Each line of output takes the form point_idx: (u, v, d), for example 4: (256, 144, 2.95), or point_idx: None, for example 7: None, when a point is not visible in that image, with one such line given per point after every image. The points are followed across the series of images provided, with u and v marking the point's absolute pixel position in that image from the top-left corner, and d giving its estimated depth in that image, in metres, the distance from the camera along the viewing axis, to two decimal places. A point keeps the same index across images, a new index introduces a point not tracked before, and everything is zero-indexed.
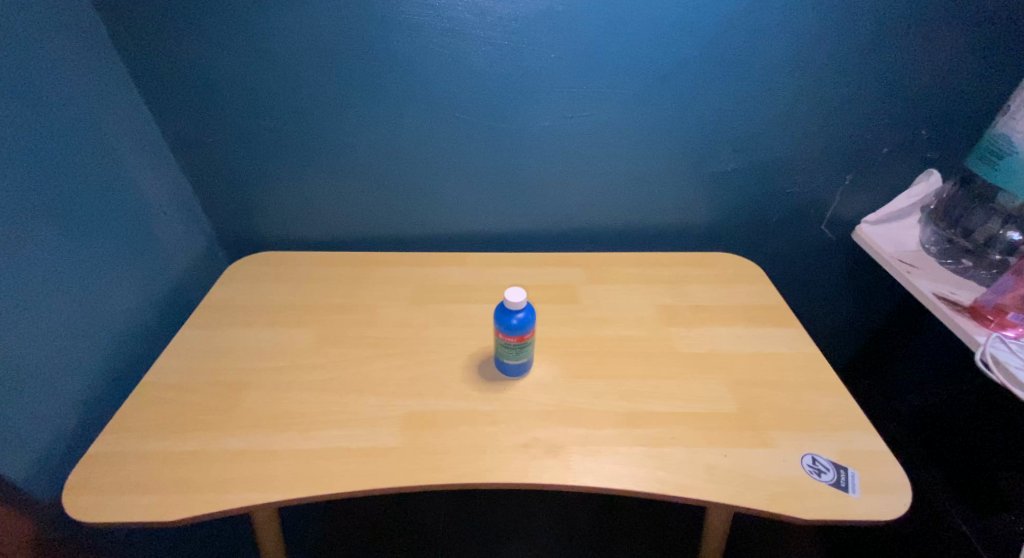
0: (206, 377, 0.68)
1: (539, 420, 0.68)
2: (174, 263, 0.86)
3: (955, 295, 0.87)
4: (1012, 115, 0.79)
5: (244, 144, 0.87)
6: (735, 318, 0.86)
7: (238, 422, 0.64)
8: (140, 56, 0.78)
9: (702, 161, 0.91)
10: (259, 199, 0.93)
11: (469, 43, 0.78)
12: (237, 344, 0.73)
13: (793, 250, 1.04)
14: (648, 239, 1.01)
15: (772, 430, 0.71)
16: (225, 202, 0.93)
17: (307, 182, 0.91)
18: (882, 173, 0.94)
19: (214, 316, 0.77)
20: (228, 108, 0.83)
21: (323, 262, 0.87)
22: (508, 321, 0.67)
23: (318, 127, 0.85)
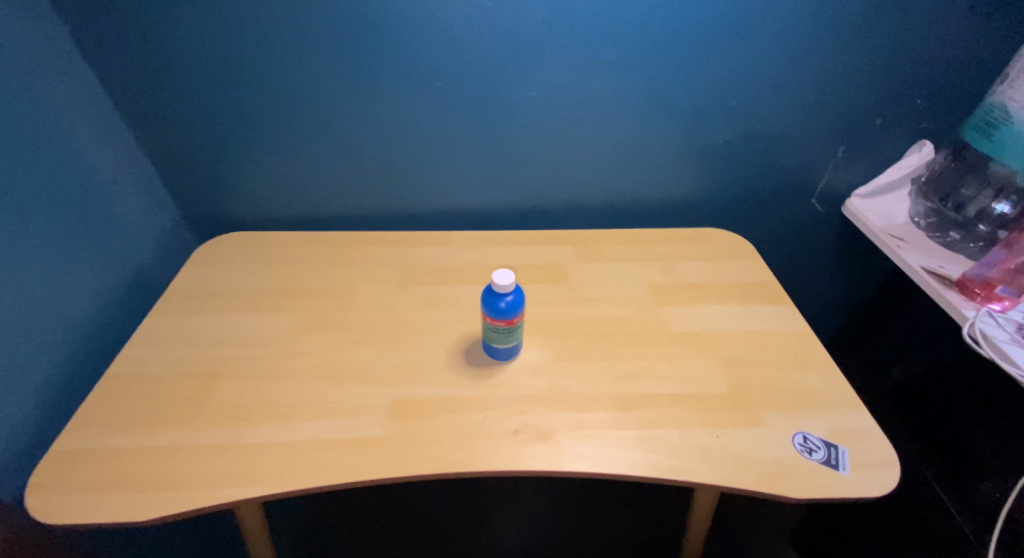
0: (177, 366, 0.65)
1: (529, 405, 0.66)
2: (137, 244, 0.82)
3: (943, 270, 0.87)
4: (1011, 84, 0.77)
5: (210, 115, 0.81)
6: (726, 296, 0.85)
7: (212, 414, 0.61)
8: (81, 8, 0.71)
9: (693, 133, 0.88)
10: (231, 175, 0.88)
11: (450, 5, 0.73)
12: (211, 330, 0.69)
13: (783, 225, 1.03)
14: (637, 215, 0.99)
15: (764, 409, 0.70)
16: (193, 178, 0.88)
17: (281, 157, 0.86)
18: (875, 145, 0.92)
19: (184, 302, 0.73)
20: (191, 77, 0.77)
21: (301, 242, 0.83)
22: (496, 304, 0.64)
23: (290, 96, 0.80)
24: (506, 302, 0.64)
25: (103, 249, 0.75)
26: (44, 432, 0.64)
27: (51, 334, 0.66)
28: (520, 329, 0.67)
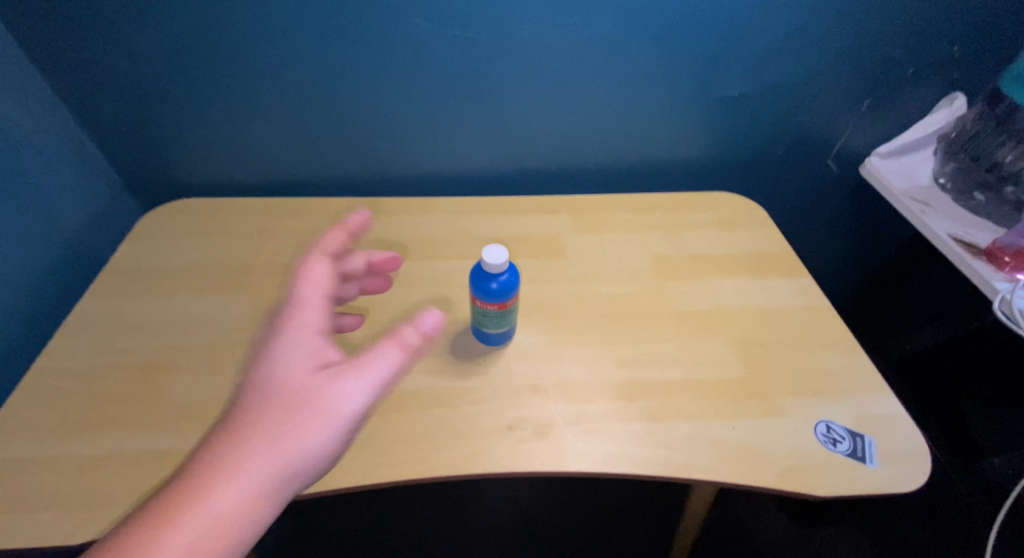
0: (119, 359, 0.56)
1: (524, 396, 0.60)
2: (70, 215, 0.71)
3: (970, 237, 0.80)
4: None
5: (142, 63, 0.68)
6: (738, 268, 0.77)
7: (160, 417, 0.53)
8: None
9: (706, 85, 0.78)
10: (176, 136, 0.76)
11: None
12: (156, 315, 0.60)
13: (796, 189, 0.95)
14: (639, 178, 0.90)
15: (782, 397, 0.63)
16: (128, 137, 0.76)
17: (232, 113, 0.74)
18: (903, 99, 0.83)
19: (127, 283, 0.63)
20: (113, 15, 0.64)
21: (260, 211, 0.73)
22: (486, 288, 0.56)
23: (237, 41, 0.67)
24: (497, 284, 0.56)
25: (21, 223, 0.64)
26: None
27: None
28: (513, 314, 0.59)
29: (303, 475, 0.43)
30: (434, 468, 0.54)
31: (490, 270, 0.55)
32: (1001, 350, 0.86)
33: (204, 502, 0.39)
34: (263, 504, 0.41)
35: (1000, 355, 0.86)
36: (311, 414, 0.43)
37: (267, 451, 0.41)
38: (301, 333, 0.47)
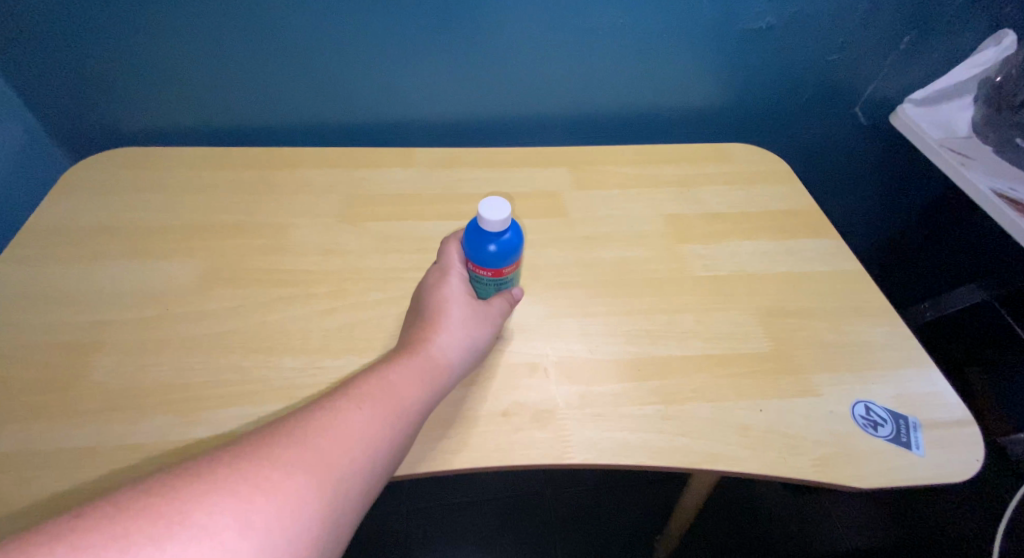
0: (36, 335, 0.47)
1: (521, 376, 0.52)
2: None
3: (1014, 193, 0.70)
4: None
5: None
6: (760, 227, 0.68)
7: (83, 403, 0.44)
8: None
9: (728, 16, 0.68)
10: (115, 76, 0.65)
11: None
12: (85, 284, 0.51)
13: (818, 142, 0.86)
14: (646, 128, 0.80)
15: (815, 373, 0.56)
16: (56, 74, 0.65)
17: (178, 49, 0.63)
18: (949, 34, 0.73)
19: (52, 244, 0.54)
20: None
21: (213, 164, 0.63)
22: (480, 253, 0.46)
23: None
24: (494, 249, 0.45)
25: None
26: None
27: None
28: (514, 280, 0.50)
29: (450, 375, 0.45)
30: (416, 462, 0.46)
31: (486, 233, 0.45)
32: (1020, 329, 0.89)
33: (394, 383, 0.41)
34: (430, 392, 0.43)
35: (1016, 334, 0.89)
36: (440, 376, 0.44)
37: (442, 341, 0.45)
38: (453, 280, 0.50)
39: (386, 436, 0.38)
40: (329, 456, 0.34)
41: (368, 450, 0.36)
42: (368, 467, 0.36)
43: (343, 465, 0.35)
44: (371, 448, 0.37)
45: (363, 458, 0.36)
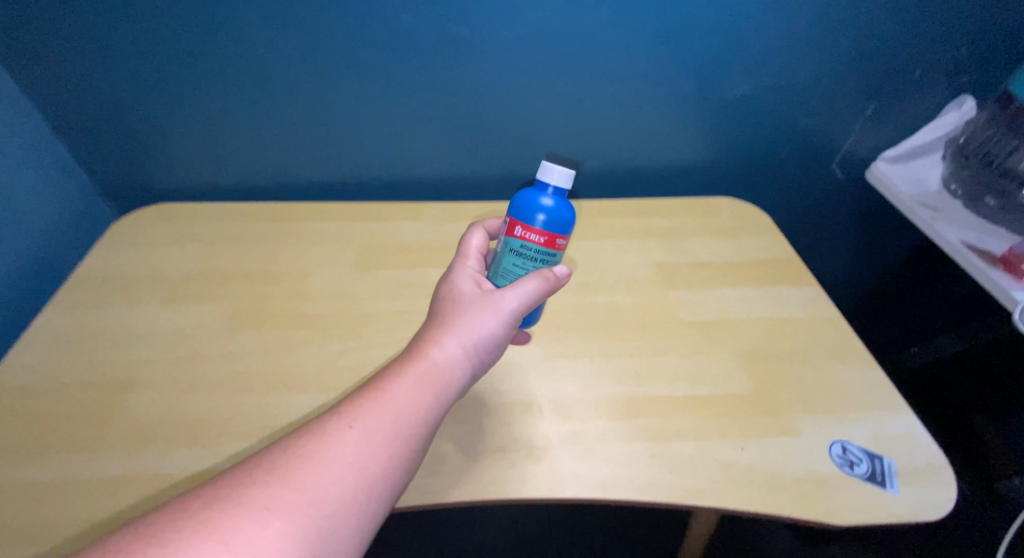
0: (75, 374, 0.52)
1: (515, 415, 0.56)
2: (32, 223, 0.68)
3: (985, 244, 0.75)
4: None
5: (121, 63, 0.65)
6: (742, 276, 0.73)
7: (116, 437, 0.48)
8: None
9: (707, 86, 0.75)
10: (153, 138, 0.72)
11: None
12: (122, 328, 0.56)
13: (800, 196, 0.91)
14: (638, 184, 0.86)
15: (795, 414, 0.59)
16: (99, 137, 0.71)
17: (212, 116, 0.71)
18: (913, 101, 0.80)
19: (93, 291, 0.59)
20: (90, 16, 0.62)
21: (239, 217, 0.69)
22: (534, 210, 0.50)
23: (218, 41, 0.65)
24: (546, 209, 0.50)
25: None
26: None
27: None
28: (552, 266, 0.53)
29: (456, 379, 0.44)
30: (420, 495, 0.50)
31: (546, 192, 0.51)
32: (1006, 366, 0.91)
33: (395, 395, 0.41)
34: (436, 398, 0.43)
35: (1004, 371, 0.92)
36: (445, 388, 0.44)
37: (447, 346, 0.45)
38: (468, 275, 0.51)
39: (383, 453, 0.39)
40: (313, 494, 0.35)
41: (362, 473, 0.37)
42: (362, 490, 0.37)
43: (330, 495, 0.36)
44: (366, 470, 0.38)
45: (355, 483, 0.37)
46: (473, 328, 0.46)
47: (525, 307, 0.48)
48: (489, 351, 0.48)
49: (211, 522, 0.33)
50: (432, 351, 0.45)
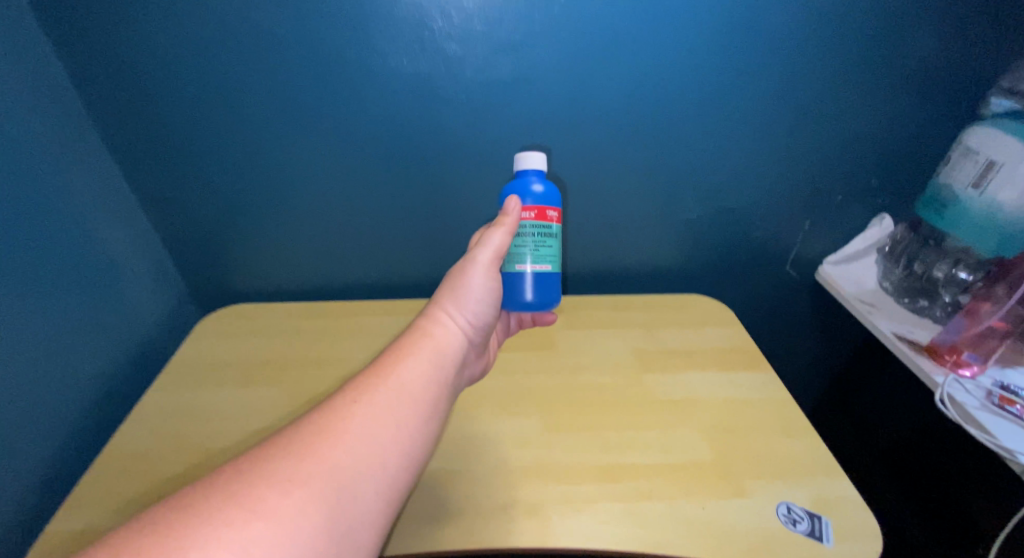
0: (169, 441, 0.67)
1: (515, 478, 0.69)
2: (144, 320, 0.86)
3: (913, 335, 0.88)
4: (951, 168, 0.82)
5: (217, 197, 0.86)
6: (708, 362, 0.87)
7: None
8: (107, 110, 0.78)
9: (670, 208, 0.93)
10: (232, 252, 0.91)
11: (440, 102, 0.80)
12: (205, 405, 0.71)
13: (762, 292, 1.06)
14: (623, 282, 1.03)
15: (748, 479, 0.71)
16: (191, 253, 0.91)
17: (280, 233, 0.90)
18: (841, 218, 0.96)
19: (183, 374, 0.75)
20: (200, 166, 0.83)
21: (297, 313, 0.86)
22: (526, 190, 0.69)
23: (289, 180, 0.85)
24: (538, 189, 0.69)
25: (100, 326, 0.77)
26: (32, 510, 0.67)
27: (33, 415, 0.67)
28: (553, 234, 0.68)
29: (448, 347, 0.61)
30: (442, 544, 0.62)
31: (533, 175, 0.70)
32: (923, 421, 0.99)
33: (401, 358, 0.58)
34: (432, 349, 0.60)
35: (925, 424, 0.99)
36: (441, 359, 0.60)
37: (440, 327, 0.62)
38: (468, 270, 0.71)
39: (390, 401, 0.55)
40: (328, 459, 0.49)
41: (367, 431, 0.52)
42: (367, 449, 0.51)
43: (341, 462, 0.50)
44: (371, 435, 0.52)
45: (361, 446, 0.51)
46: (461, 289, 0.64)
47: (494, 256, 0.65)
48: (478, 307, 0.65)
49: (245, 492, 0.46)
50: (433, 316, 0.63)
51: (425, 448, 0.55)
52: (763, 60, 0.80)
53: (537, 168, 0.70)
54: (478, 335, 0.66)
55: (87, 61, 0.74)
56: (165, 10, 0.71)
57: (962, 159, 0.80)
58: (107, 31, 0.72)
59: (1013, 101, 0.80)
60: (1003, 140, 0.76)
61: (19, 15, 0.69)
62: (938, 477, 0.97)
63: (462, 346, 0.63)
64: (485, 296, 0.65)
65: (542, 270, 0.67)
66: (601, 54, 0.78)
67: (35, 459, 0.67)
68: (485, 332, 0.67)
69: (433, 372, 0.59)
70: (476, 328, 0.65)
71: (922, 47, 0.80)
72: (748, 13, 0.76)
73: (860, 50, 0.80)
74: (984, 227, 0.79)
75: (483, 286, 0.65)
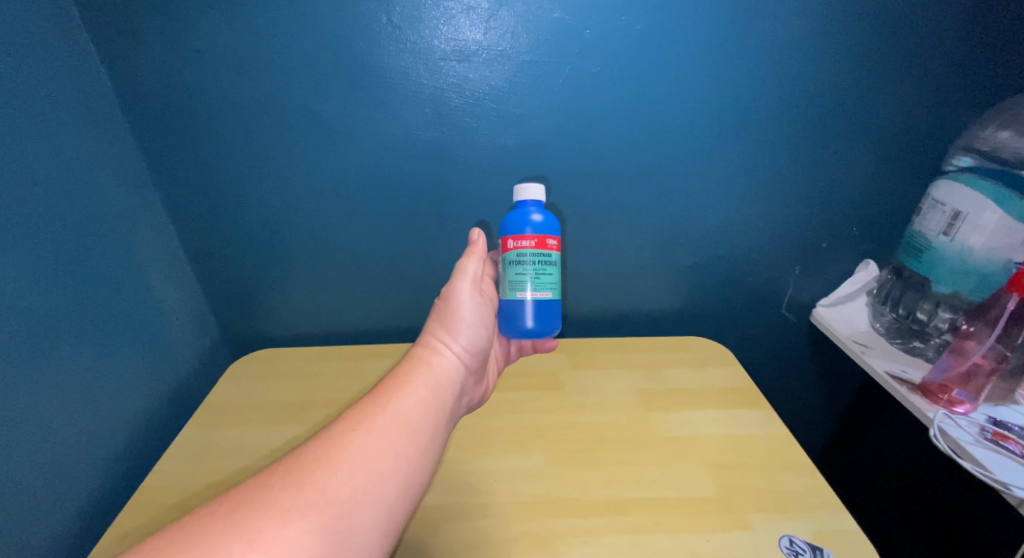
0: (202, 476, 0.75)
1: (525, 512, 0.72)
2: (183, 364, 0.92)
3: (906, 374, 0.89)
4: (923, 217, 0.88)
5: (256, 250, 0.94)
6: (709, 401, 0.91)
7: None
8: (165, 173, 0.87)
9: (669, 256, 1.00)
10: (265, 299, 0.99)
11: (458, 165, 0.89)
12: (234, 441, 0.80)
13: (761, 335, 1.10)
14: (627, 326, 1.08)
15: (751, 512, 0.74)
16: (228, 301, 0.99)
17: (309, 282, 0.98)
18: (830, 263, 1.02)
19: (215, 416, 0.85)
20: (244, 222, 0.92)
21: (319, 357, 0.97)
22: (527, 220, 0.73)
23: (320, 236, 0.94)
24: (538, 218, 0.74)
25: (143, 370, 0.83)
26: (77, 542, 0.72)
27: (80, 455, 0.72)
28: (553, 263, 0.72)
29: (447, 373, 0.67)
30: None
31: (533, 204, 0.75)
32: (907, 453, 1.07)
33: (398, 386, 0.63)
34: (426, 373, 0.65)
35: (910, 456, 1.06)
36: (441, 385, 0.65)
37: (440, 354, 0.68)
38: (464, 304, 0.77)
39: (387, 427, 0.59)
40: (327, 490, 0.53)
41: (364, 459, 0.56)
42: (364, 478, 0.55)
43: (339, 492, 0.53)
44: (369, 464, 0.56)
45: (360, 476, 0.55)
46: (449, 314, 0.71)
47: (473, 278, 0.72)
48: (467, 332, 0.70)
49: (246, 525, 0.49)
50: (431, 348, 0.69)
51: (422, 476, 0.59)
52: (750, 122, 0.88)
53: (535, 199, 0.76)
54: (472, 360, 0.71)
55: (154, 133, 0.84)
56: (220, 88, 0.82)
57: (931, 210, 0.87)
58: (169, 107, 0.82)
59: (972, 158, 0.89)
60: (965, 192, 0.82)
61: (102, 94, 0.79)
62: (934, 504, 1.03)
63: (455, 370, 0.68)
64: (473, 320, 0.71)
65: (544, 297, 0.72)
66: (601, 119, 0.87)
67: (77, 499, 0.71)
68: (478, 357, 0.72)
69: (427, 395, 0.63)
70: (469, 354, 0.71)
71: (893, 109, 0.88)
72: (734, 81, 0.85)
73: (837, 112, 0.88)
74: (960, 270, 0.84)
75: (469, 310, 0.71)
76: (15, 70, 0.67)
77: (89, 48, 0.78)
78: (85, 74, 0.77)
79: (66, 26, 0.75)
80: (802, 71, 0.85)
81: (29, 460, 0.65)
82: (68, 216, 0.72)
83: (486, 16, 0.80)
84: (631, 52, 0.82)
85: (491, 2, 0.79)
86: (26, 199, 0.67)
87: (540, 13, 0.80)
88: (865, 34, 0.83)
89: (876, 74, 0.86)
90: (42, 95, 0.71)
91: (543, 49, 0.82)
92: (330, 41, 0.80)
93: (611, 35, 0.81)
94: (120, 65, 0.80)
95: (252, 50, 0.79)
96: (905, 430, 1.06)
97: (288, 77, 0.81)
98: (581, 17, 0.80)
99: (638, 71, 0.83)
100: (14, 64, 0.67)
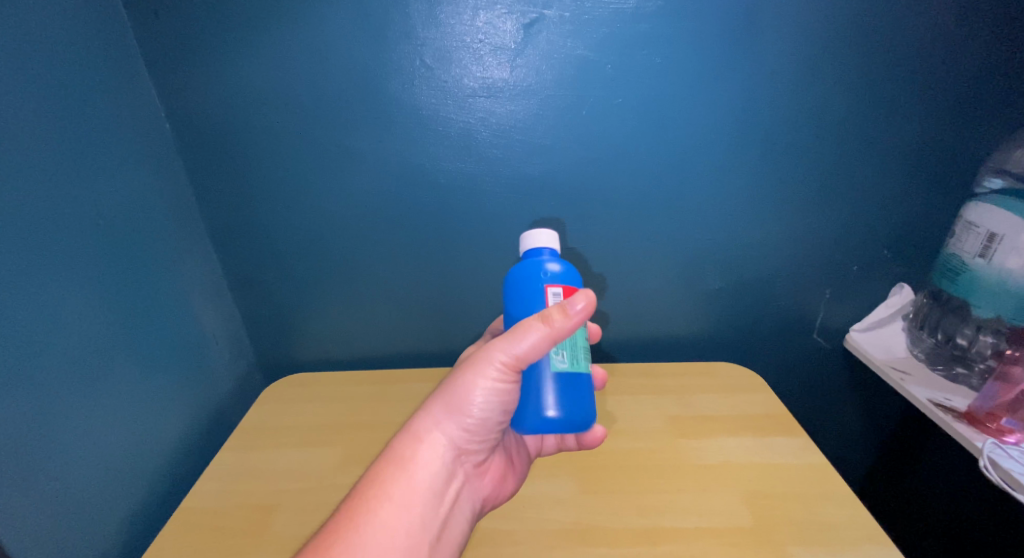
0: (237, 499, 0.77)
1: (555, 541, 0.71)
2: (219, 388, 0.96)
3: (950, 402, 0.85)
4: (958, 239, 0.87)
5: (290, 277, 0.98)
6: (742, 428, 0.88)
7: (266, 545, 0.70)
8: (212, 204, 0.93)
9: (693, 280, 1.00)
10: (297, 325, 1.03)
11: (481, 194, 0.92)
12: (266, 465, 0.82)
13: (793, 360, 1.08)
14: (653, 352, 1.07)
15: (792, 545, 0.71)
16: (264, 327, 1.03)
17: (338, 308, 1.01)
18: (860, 287, 1.00)
19: (249, 439, 0.87)
20: (280, 250, 0.96)
21: (348, 383, 0.98)
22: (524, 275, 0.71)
23: (351, 263, 0.97)
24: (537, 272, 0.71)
25: (180, 393, 0.86)
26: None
27: (120, 476, 0.75)
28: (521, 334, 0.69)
29: (422, 454, 0.68)
30: None
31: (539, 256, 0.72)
32: (940, 471, 1.04)
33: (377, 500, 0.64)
34: (416, 462, 0.67)
35: (941, 473, 1.04)
36: (411, 472, 0.67)
37: (425, 431, 0.69)
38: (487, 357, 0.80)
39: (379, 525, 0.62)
40: None
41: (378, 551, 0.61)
42: None
43: None
44: None
45: None
46: (463, 393, 0.68)
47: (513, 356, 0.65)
48: (473, 413, 0.69)
49: None
50: (418, 426, 0.69)
51: None
52: (773, 144, 0.89)
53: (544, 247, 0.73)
54: (471, 441, 0.71)
55: (203, 169, 0.90)
56: (264, 126, 0.87)
57: (965, 232, 0.85)
58: (217, 143, 0.88)
59: (1004, 179, 0.90)
60: (997, 213, 0.81)
61: (161, 135, 0.86)
62: (973, 519, 1.01)
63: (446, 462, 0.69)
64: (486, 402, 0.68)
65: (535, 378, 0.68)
66: (620, 148, 0.89)
67: (120, 516, 0.74)
68: (475, 435, 0.70)
69: (416, 486, 0.66)
70: (463, 437, 0.70)
71: (916, 131, 0.88)
72: (756, 107, 0.86)
73: (859, 135, 0.88)
74: (999, 293, 0.82)
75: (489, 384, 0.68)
76: (89, 114, 0.74)
77: (152, 93, 0.85)
78: (149, 117, 0.84)
79: (132, 72, 0.81)
80: (824, 95, 0.85)
81: (82, 474, 0.69)
82: (124, 246, 0.77)
83: (512, 55, 0.84)
84: (651, 84, 0.85)
85: (517, 42, 0.83)
86: (89, 234, 0.72)
87: (564, 51, 0.83)
88: (887, 57, 0.83)
89: (898, 98, 0.86)
90: (110, 134, 0.77)
91: (567, 84, 0.85)
92: (363, 82, 0.84)
93: (631, 69, 0.84)
94: (177, 108, 0.86)
95: (292, 92, 0.85)
96: (948, 463, 1.02)
97: (325, 115, 0.86)
98: (603, 52, 0.83)
99: (656, 101, 0.86)
100: (88, 108, 0.74)
